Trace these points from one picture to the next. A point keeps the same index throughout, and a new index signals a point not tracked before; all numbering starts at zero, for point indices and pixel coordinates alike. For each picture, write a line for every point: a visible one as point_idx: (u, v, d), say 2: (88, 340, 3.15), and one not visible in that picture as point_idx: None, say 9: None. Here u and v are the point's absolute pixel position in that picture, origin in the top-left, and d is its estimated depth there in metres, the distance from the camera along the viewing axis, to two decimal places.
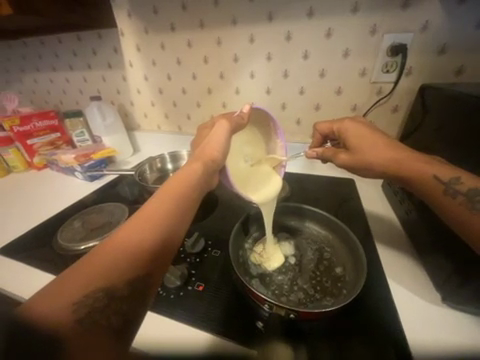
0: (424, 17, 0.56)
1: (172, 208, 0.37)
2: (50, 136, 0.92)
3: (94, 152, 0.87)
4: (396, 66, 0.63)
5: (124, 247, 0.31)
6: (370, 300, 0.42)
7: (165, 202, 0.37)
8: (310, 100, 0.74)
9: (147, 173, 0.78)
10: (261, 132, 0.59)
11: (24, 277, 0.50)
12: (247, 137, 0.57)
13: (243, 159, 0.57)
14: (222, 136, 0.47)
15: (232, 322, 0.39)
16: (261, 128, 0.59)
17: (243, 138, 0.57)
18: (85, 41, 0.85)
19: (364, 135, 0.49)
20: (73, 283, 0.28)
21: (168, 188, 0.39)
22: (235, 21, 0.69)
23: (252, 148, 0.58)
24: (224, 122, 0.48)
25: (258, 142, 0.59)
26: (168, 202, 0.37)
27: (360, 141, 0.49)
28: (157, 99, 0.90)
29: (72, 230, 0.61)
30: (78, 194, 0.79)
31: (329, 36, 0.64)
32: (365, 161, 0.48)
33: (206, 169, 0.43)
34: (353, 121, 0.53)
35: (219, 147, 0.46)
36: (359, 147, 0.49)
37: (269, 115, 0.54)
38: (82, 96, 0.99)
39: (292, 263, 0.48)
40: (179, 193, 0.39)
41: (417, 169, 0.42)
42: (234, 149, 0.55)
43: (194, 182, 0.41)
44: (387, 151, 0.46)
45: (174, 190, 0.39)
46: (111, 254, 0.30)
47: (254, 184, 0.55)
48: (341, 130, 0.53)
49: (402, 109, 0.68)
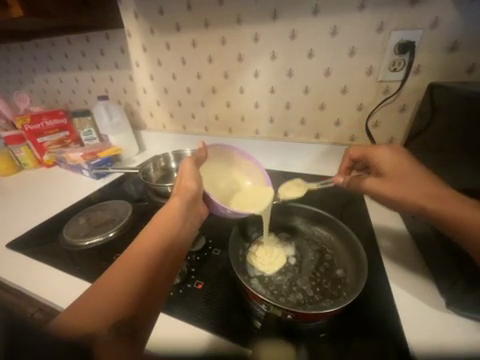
0: (434, 14, 0.55)
1: (170, 228, 0.43)
2: (60, 134, 0.94)
3: (101, 150, 0.89)
4: (404, 65, 0.61)
5: (137, 259, 0.36)
6: (371, 303, 0.42)
7: (161, 226, 0.43)
8: (314, 99, 0.73)
9: (151, 171, 0.79)
10: (227, 163, 0.66)
11: (31, 270, 0.51)
12: (215, 167, 0.64)
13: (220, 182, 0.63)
14: (191, 169, 0.54)
15: (230, 320, 0.39)
16: (225, 159, 0.66)
17: (213, 169, 0.63)
18: (94, 42, 0.87)
19: (402, 164, 0.46)
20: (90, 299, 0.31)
21: (157, 221, 0.43)
22: (240, 20, 0.69)
23: (224, 174, 0.65)
24: (189, 160, 0.56)
25: (226, 169, 0.66)
26: (166, 224, 0.43)
27: (396, 170, 0.46)
28: (162, 99, 0.91)
29: (77, 226, 0.62)
30: (85, 191, 0.81)
31: (335, 34, 0.63)
32: (396, 192, 0.44)
33: (188, 200, 0.48)
34: (390, 147, 0.50)
35: (193, 178, 0.52)
36: (395, 176, 0.45)
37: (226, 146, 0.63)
38: (90, 96, 1.01)
39: (292, 263, 0.48)
40: (166, 225, 0.43)
41: (456, 212, 0.37)
42: (210, 178, 0.61)
43: (179, 213, 0.46)
44: (422, 183, 0.42)
45: (166, 216, 0.45)
46: (128, 266, 0.35)
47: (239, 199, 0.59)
48: (375, 159, 0.51)
49: (410, 109, 0.66)
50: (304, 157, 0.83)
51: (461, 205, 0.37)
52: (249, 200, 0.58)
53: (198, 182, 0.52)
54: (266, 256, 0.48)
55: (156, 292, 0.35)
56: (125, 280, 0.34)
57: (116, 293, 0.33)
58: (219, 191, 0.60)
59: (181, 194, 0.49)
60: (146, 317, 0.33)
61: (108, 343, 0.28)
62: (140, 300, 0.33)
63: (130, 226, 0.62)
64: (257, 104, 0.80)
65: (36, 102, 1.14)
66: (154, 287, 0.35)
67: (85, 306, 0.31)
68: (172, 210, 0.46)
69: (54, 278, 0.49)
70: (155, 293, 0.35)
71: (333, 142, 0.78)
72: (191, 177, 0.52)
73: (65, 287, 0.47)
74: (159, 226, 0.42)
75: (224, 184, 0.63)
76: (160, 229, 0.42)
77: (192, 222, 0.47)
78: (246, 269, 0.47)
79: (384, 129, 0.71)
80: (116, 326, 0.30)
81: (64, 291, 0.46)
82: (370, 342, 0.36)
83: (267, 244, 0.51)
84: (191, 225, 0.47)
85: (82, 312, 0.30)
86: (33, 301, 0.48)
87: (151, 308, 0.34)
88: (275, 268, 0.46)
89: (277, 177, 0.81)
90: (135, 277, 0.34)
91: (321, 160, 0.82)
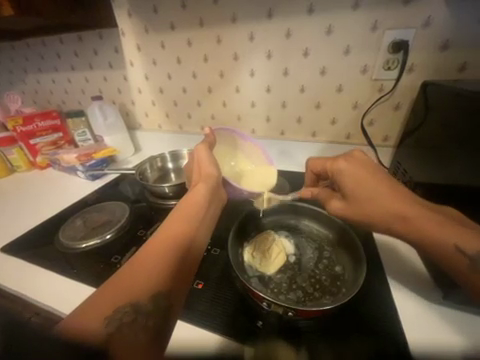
0: (426, 13, 0.56)
1: (190, 221, 0.41)
2: (53, 136, 0.93)
3: (96, 151, 0.87)
4: (397, 63, 0.62)
5: (156, 256, 0.35)
6: (370, 299, 0.42)
7: (180, 218, 0.41)
8: (310, 98, 0.73)
9: (148, 172, 0.79)
10: (229, 145, 0.70)
11: (26, 274, 0.50)
12: (219, 149, 0.69)
13: (227, 163, 0.68)
14: (205, 157, 0.54)
15: (231, 319, 0.39)
16: (227, 142, 0.70)
17: (218, 151, 0.68)
18: (87, 42, 0.86)
19: (368, 182, 0.43)
20: (107, 299, 0.31)
21: (184, 203, 0.44)
22: (235, 19, 0.68)
23: (227, 156, 0.70)
24: (202, 147, 0.56)
25: (229, 151, 0.70)
26: (185, 216, 0.42)
27: (366, 193, 0.43)
28: (158, 99, 0.90)
29: (73, 229, 0.62)
30: (80, 193, 0.79)
31: (330, 33, 0.63)
32: (371, 216, 0.42)
33: (208, 190, 0.48)
34: (350, 160, 0.47)
35: (210, 167, 0.52)
36: (368, 199, 0.43)
37: (230, 130, 0.68)
38: (84, 96, 1.00)
39: (292, 261, 0.48)
40: (190, 213, 0.42)
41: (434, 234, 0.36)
42: (219, 159, 0.67)
43: (200, 203, 0.45)
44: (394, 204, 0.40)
45: (187, 207, 0.44)
46: (146, 264, 0.34)
47: (245, 179, 0.65)
48: (342, 176, 0.46)
49: (405, 107, 0.67)
50: (301, 156, 0.83)
51: (436, 227, 0.36)
52: (254, 181, 0.64)
53: (217, 167, 0.53)
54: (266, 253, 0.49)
55: (189, 269, 0.37)
56: (144, 282, 0.33)
57: (137, 288, 0.32)
58: (225, 173, 0.66)
59: (204, 179, 0.50)
60: (181, 292, 0.34)
61: (146, 315, 0.31)
62: (176, 276, 0.34)
63: (127, 228, 0.62)
64: (254, 103, 0.80)
65: (28, 102, 1.11)
66: (187, 265, 0.36)
67: (124, 279, 0.33)
68: (197, 193, 0.46)
69: (51, 282, 0.48)
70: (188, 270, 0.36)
71: (329, 140, 0.78)
72: (211, 163, 0.53)
73: (63, 291, 0.46)
74: (187, 208, 0.43)
75: (228, 166, 0.68)
76: (189, 211, 0.43)
77: (216, 206, 0.48)
78: (246, 267, 0.47)
79: (380, 127, 0.72)
80: (155, 299, 0.32)
81: (62, 294, 0.46)
82: (368, 340, 0.37)
83: (266, 241, 0.51)
84: (215, 208, 0.48)
85: (122, 285, 0.32)
86: (30, 305, 0.47)
87: (174, 305, 0.33)
88: (275, 266, 0.46)
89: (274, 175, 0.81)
90: (166, 258, 0.35)
91: None
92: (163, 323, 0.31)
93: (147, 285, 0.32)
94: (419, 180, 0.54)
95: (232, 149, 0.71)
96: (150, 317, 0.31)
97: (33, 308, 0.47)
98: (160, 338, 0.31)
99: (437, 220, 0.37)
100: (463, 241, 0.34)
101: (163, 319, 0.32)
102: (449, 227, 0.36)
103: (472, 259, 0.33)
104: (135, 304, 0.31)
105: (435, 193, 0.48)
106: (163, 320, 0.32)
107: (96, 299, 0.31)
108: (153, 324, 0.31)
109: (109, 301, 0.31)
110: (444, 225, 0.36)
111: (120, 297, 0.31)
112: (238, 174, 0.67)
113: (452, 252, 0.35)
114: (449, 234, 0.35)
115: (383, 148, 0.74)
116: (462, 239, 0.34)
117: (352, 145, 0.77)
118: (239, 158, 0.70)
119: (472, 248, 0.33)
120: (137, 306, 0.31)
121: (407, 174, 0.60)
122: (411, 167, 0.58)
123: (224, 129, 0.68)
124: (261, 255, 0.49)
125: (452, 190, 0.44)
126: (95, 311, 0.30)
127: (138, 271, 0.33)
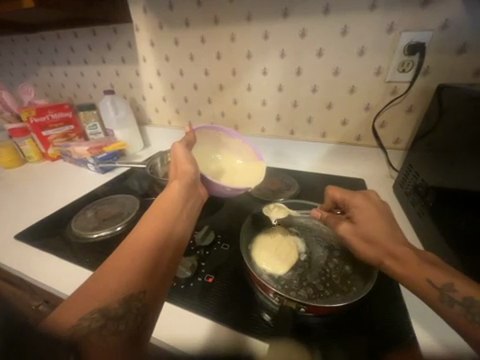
0: (444, 16, 0.55)
1: (165, 218, 0.41)
2: (64, 128, 0.95)
3: (106, 145, 0.89)
4: (412, 66, 0.62)
5: (131, 257, 0.34)
6: (380, 298, 0.42)
7: (157, 216, 0.41)
8: (321, 98, 0.74)
9: (158, 166, 0.79)
10: (215, 144, 0.71)
11: (39, 261, 0.51)
12: (203, 147, 0.69)
13: (212, 160, 0.70)
14: (184, 154, 0.54)
15: (240, 314, 0.39)
16: (213, 141, 0.70)
17: (201, 150, 0.69)
18: (101, 36, 0.87)
19: (376, 217, 0.44)
20: (81, 300, 0.31)
21: (158, 204, 0.44)
22: (250, 17, 0.69)
23: (213, 153, 0.71)
24: (180, 145, 0.56)
25: (214, 148, 0.71)
26: (161, 214, 0.41)
27: (362, 222, 0.44)
28: (169, 95, 0.91)
29: (85, 219, 0.63)
30: (90, 185, 0.80)
31: (345, 34, 0.63)
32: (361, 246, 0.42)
33: (186, 187, 0.48)
34: (367, 196, 0.48)
35: (190, 163, 0.52)
36: (363, 228, 0.43)
37: (206, 126, 0.66)
38: (95, 90, 1.01)
39: (302, 259, 0.48)
40: (167, 211, 0.42)
41: (412, 271, 0.35)
42: (204, 157, 0.69)
43: (177, 202, 0.45)
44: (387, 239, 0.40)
45: (163, 205, 0.43)
46: (121, 264, 0.34)
47: (231, 176, 0.66)
48: (351, 205, 0.48)
49: (417, 109, 0.67)
50: (310, 156, 0.84)
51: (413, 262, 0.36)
52: (239, 178, 0.65)
53: (194, 166, 0.53)
54: (274, 252, 0.49)
55: (165, 268, 0.36)
56: (119, 283, 0.32)
57: (110, 289, 0.32)
58: (210, 170, 0.67)
59: (179, 178, 0.49)
60: (155, 291, 0.34)
61: (116, 319, 0.30)
62: (149, 275, 0.34)
63: (137, 221, 0.62)
64: (264, 102, 0.80)
65: (40, 95, 1.13)
66: (161, 262, 0.36)
67: (94, 283, 0.33)
68: (171, 193, 0.46)
69: (63, 270, 0.49)
70: (163, 269, 0.36)
71: (338, 141, 0.78)
72: (187, 161, 0.53)
73: (75, 279, 0.47)
74: (161, 208, 0.43)
75: (214, 163, 0.69)
76: (161, 211, 0.42)
77: (193, 204, 0.48)
78: (256, 263, 0.46)
79: (391, 129, 0.71)
80: (126, 301, 0.32)
81: (73, 283, 0.46)
82: (381, 338, 0.37)
83: (274, 239, 0.52)
84: (192, 205, 0.48)
85: (93, 291, 0.32)
86: (42, 292, 0.49)
87: (151, 306, 0.33)
88: (283, 265, 0.46)
89: (283, 175, 0.82)
90: (141, 258, 0.35)
91: (327, 160, 0.83)
92: (139, 324, 0.31)
93: (117, 288, 0.32)
94: (430, 182, 0.54)
95: (214, 147, 0.71)
96: (121, 320, 0.31)
97: (46, 294, 0.48)
98: (135, 340, 0.31)
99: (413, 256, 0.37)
100: (436, 278, 0.34)
101: (136, 322, 0.31)
102: (428, 268, 0.35)
103: (441, 293, 0.32)
104: (105, 308, 0.31)
105: (446, 197, 0.48)
106: (136, 322, 0.31)
107: (69, 304, 0.31)
108: (125, 328, 0.30)
109: (79, 308, 0.31)
110: (418, 261, 0.36)
111: (90, 303, 0.31)
112: (225, 170, 0.68)
113: (426, 286, 0.33)
114: (426, 269, 0.35)
115: (393, 151, 0.73)
116: (434, 275, 0.34)
117: (362, 146, 0.76)
118: (226, 152, 0.71)
119: (442, 282, 0.33)
120: (108, 309, 0.31)
121: (418, 177, 0.59)
122: (422, 170, 0.58)
123: (210, 127, 0.66)
124: (267, 255, 0.48)
125: (464, 195, 0.43)
126: (65, 317, 0.29)
127: (110, 273, 0.33)
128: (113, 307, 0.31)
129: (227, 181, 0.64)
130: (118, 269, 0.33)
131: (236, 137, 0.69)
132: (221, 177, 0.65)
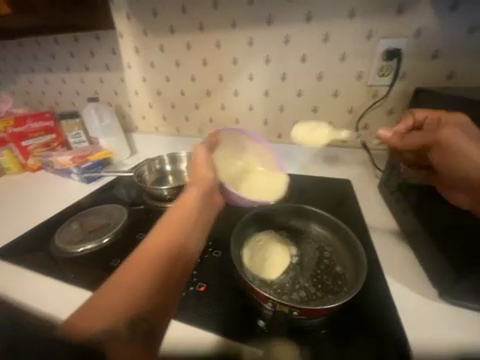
0: (417, 24, 0.59)
1: (179, 227, 0.38)
2: (45, 137, 0.91)
3: (91, 153, 0.86)
4: (390, 70, 0.65)
5: (142, 270, 0.32)
6: (371, 296, 0.43)
7: (171, 225, 0.38)
8: (307, 103, 0.75)
9: (146, 174, 0.78)
10: (234, 145, 0.69)
11: (19, 281, 0.49)
12: (227, 150, 0.68)
13: (231, 165, 0.67)
14: (203, 159, 0.52)
15: (234, 322, 0.39)
16: (235, 140, 0.68)
17: (222, 153, 0.66)
18: (84, 43, 0.85)
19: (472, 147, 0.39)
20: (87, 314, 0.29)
21: (174, 211, 0.41)
22: (234, 24, 0.70)
23: (232, 157, 0.69)
24: (199, 148, 0.54)
25: (235, 150, 0.69)
26: (176, 223, 0.39)
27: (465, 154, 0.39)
28: (155, 101, 0.90)
29: (69, 232, 0.60)
30: (74, 196, 0.77)
31: (327, 40, 0.65)
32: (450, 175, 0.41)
33: (203, 194, 0.46)
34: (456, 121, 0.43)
35: (207, 169, 0.50)
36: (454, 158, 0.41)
37: (238, 130, 0.66)
38: (78, 97, 0.98)
39: (294, 262, 0.48)
40: (182, 220, 0.40)
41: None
42: (224, 161, 0.66)
43: (193, 211, 0.42)
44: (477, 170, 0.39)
45: (179, 213, 0.41)
46: (129, 278, 0.32)
47: (252, 185, 0.65)
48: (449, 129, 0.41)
49: (397, 111, 0.69)
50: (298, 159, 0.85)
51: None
52: (260, 189, 0.65)
53: (212, 172, 0.50)
54: (267, 258, 0.49)
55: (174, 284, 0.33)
56: (126, 300, 0.30)
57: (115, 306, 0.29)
58: (229, 175, 0.64)
59: (197, 184, 0.47)
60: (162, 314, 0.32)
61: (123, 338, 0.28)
62: (157, 293, 0.31)
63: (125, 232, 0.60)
64: (252, 107, 0.81)
65: (18, 103, 1.08)
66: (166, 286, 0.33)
67: (98, 299, 0.30)
68: (188, 201, 0.43)
69: (45, 287, 0.47)
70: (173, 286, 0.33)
71: (326, 144, 0.80)
72: (207, 167, 0.50)
73: (58, 298, 0.44)
74: (176, 215, 0.41)
75: (233, 168, 0.67)
76: (176, 219, 0.40)
77: (210, 213, 0.45)
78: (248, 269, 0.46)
79: (374, 131, 0.74)
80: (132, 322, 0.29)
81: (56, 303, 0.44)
82: (374, 338, 0.38)
83: (267, 243, 0.52)
84: (208, 214, 0.45)
85: (95, 307, 0.30)
86: (22, 312, 0.45)
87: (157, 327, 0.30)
88: (277, 270, 0.46)
89: None
90: (151, 272, 0.32)
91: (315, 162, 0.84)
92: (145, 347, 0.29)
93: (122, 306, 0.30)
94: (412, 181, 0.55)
95: (233, 151, 0.69)
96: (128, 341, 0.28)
97: (26, 314, 0.45)
98: None
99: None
100: None
101: (141, 344, 0.29)
102: None
103: None
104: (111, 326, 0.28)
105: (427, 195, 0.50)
106: (142, 345, 0.29)
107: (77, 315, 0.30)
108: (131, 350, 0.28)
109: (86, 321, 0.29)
110: None
111: (96, 318, 0.29)
112: (244, 177, 0.66)
113: None
114: None
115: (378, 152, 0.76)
116: None
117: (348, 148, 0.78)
118: (246, 159, 0.71)
119: None
120: (113, 329, 0.28)
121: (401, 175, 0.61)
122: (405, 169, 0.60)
123: (233, 129, 0.66)
124: (260, 261, 0.48)
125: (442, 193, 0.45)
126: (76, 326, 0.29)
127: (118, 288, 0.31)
128: (117, 327, 0.28)
129: (248, 191, 0.62)
130: (127, 284, 0.31)
131: (260, 142, 0.70)
132: (238, 184, 0.63)
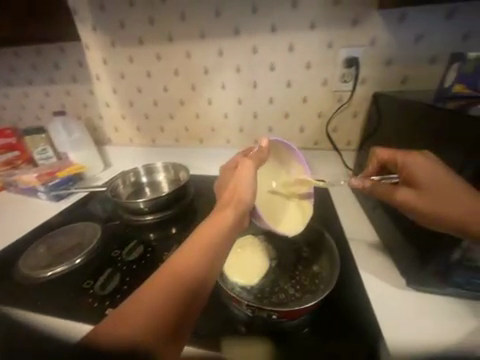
0: (371, 34, 0.64)
1: (211, 246, 0.35)
2: (8, 155, 0.85)
3: (60, 169, 0.81)
4: (351, 77, 0.69)
5: (173, 284, 0.31)
6: (345, 291, 0.46)
7: (205, 244, 0.35)
8: (279, 109, 0.78)
9: (120, 188, 0.75)
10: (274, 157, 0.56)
11: None
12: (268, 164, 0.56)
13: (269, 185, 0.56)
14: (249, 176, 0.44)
15: (217, 329, 0.40)
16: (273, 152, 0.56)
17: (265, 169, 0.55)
18: (48, 55, 0.82)
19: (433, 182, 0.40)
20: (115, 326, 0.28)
21: (207, 225, 0.38)
22: (203, 35, 0.71)
23: (270, 175, 0.56)
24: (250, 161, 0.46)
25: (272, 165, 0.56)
26: (209, 243, 0.35)
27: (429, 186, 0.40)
28: (128, 112, 0.88)
29: (37, 256, 0.57)
30: (42, 216, 0.73)
31: (292, 50, 0.69)
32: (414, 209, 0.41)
33: (240, 213, 0.41)
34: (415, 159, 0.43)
35: (249, 188, 0.43)
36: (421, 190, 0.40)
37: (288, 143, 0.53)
38: (43, 111, 0.93)
39: (272, 265, 0.50)
40: (215, 239, 0.36)
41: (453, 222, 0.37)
42: (262, 180, 0.55)
43: (227, 229, 0.38)
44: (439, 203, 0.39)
45: (211, 229, 0.37)
46: (159, 292, 0.31)
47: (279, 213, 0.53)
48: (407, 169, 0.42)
49: (361, 114, 0.74)
50: None
51: (471, 201, 0.37)
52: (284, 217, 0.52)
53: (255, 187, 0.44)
54: (246, 265, 0.49)
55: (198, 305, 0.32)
56: (151, 316, 0.29)
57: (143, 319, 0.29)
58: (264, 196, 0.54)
59: (234, 201, 0.41)
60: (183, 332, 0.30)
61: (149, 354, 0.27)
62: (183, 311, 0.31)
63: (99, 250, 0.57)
64: (226, 115, 0.82)
65: None
66: (193, 304, 0.31)
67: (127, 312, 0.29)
68: (221, 218, 0.39)
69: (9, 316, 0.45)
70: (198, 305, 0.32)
71: (300, 147, 0.82)
72: (250, 180, 0.44)
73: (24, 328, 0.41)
74: (210, 235, 0.36)
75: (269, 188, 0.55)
76: (209, 236, 0.36)
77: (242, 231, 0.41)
78: (227, 277, 0.46)
79: (342, 133, 0.78)
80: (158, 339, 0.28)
81: None
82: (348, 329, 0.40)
83: (249, 250, 0.51)
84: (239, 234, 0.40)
85: (117, 318, 0.29)
86: None
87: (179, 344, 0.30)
88: (256, 275, 0.47)
89: None
90: (182, 289, 0.31)
91: None
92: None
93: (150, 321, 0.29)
94: None
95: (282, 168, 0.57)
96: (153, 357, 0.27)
97: None
98: None
99: (474, 195, 0.37)
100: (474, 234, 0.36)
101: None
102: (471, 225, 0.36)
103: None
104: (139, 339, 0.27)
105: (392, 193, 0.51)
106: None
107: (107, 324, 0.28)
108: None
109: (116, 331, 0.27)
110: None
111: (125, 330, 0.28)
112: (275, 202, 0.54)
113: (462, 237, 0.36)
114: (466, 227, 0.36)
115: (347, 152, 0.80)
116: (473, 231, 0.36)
117: (321, 150, 0.81)
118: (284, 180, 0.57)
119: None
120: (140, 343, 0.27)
121: None
122: None
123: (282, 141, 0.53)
124: (239, 269, 0.48)
125: None
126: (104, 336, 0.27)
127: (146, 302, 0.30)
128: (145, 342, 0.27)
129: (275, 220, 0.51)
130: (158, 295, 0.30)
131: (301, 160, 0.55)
132: (264, 205, 0.51)
